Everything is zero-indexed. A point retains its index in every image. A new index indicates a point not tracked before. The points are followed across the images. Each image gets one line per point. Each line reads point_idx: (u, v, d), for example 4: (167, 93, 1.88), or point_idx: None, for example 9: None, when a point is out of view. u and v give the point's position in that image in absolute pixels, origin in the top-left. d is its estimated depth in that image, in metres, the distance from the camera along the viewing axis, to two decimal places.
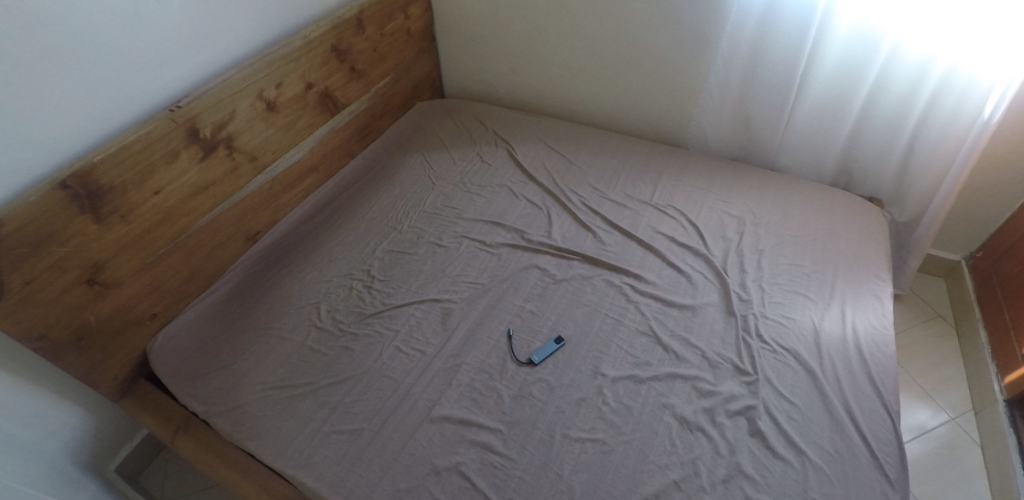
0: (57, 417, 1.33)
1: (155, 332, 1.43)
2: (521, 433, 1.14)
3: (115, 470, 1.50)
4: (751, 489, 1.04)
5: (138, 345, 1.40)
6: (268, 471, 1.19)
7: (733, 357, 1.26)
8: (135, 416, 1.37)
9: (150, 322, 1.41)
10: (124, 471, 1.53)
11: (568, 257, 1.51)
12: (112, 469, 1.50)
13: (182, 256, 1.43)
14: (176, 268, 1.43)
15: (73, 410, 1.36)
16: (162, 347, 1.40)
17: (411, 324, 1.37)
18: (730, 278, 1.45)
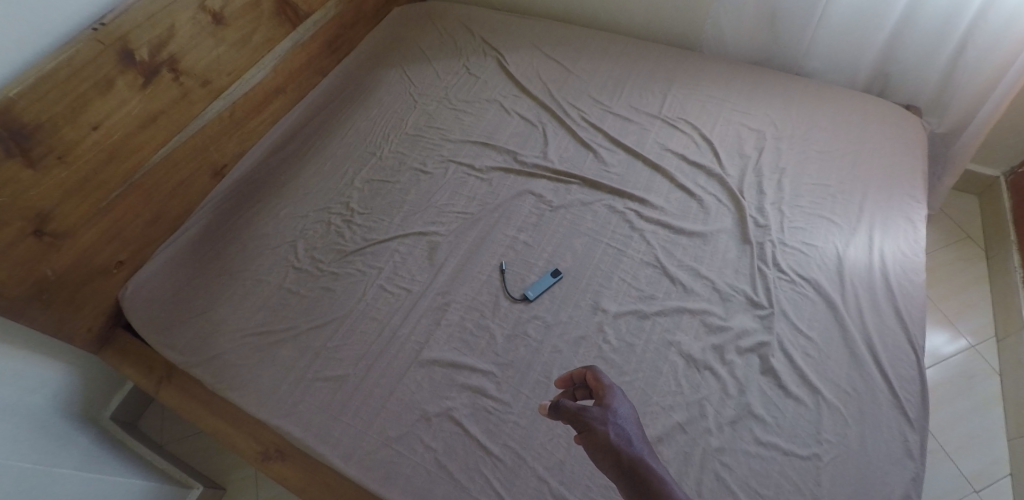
0: (42, 371, 1.27)
1: (125, 280, 1.34)
2: (516, 375, 1.06)
3: (110, 418, 1.47)
4: (761, 430, 0.98)
5: (109, 295, 1.31)
6: (256, 421, 1.15)
7: (746, 289, 1.15)
8: (117, 366, 1.32)
9: (118, 271, 1.32)
10: (121, 417, 1.50)
11: (566, 181, 1.36)
12: (107, 417, 1.46)
13: (140, 198, 1.31)
14: (136, 210, 1.31)
15: (57, 362, 1.30)
16: (134, 294, 1.32)
17: (395, 261, 1.26)
18: (746, 200, 1.31)
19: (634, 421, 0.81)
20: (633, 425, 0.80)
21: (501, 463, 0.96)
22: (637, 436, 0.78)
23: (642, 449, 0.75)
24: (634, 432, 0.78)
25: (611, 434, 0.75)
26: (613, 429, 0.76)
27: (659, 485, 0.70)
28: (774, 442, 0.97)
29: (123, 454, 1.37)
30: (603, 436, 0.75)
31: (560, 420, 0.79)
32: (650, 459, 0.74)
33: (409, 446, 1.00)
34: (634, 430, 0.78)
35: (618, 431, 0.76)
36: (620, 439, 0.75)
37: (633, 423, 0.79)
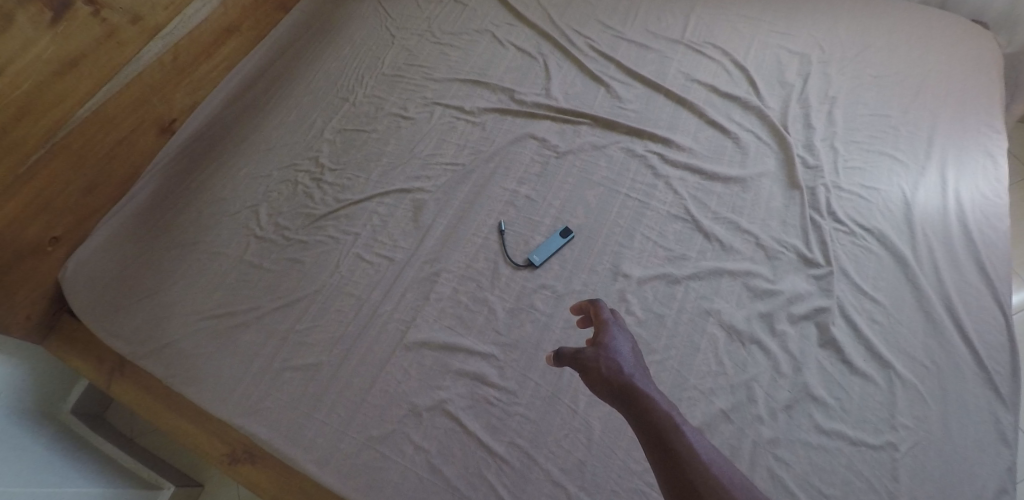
0: None
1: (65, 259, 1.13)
2: (521, 357, 0.88)
3: (71, 412, 1.29)
4: (821, 415, 0.81)
5: (47, 275, 1.10)
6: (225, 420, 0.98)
7: (797, 244, 0.95)
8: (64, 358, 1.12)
9: (54, 248, 1.11)
10: (83, 411, 1.33)
11: (575, 121, 1.14)
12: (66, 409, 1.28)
13: (69, 163, 1.09)
14: (67, 178, 1.09)
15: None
16: (75, 275, 1.11)
17: (374, 224, 1.06)
18: (791, 136, 1.09)
19: (640, 354, 0.70)
20: (639, 359, 0.69)
21: (508, 466, 0.79)
22: (642, 369, 0.67)
23: (647, 381, 0.65)
24: (638, 366, 0.67)
25: (610, 370, 0.65)
26: (611, 365, 0.66)
27: (664, 419, 0.60)
28: (840, 430, 0.79)
29: (83, 451, 1.21)
30: (601, 374, 0.65)
31: (559, 364, 0.70)
32: (656, 391, 0.64)
33: (395, 447, 0.83)
34: (637, 362, 0.68)
35: (619, 365, 0.66)
36: (621, 373, 0.65)
37: (635, 357, 0.68)
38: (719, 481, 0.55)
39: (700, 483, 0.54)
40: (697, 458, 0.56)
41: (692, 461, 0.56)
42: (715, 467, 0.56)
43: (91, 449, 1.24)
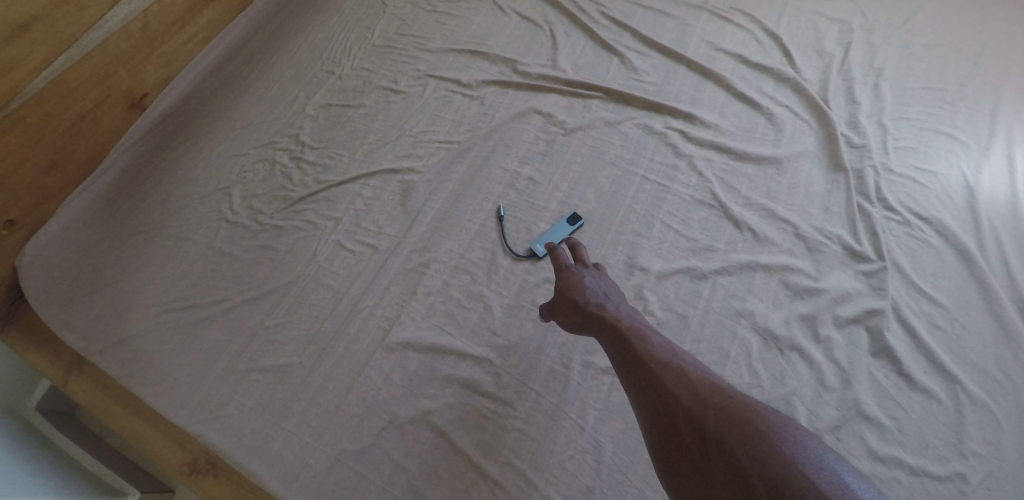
0: None
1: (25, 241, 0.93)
2: (520, 363, 0.76)
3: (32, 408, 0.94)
4: (875, 438, 0.68)
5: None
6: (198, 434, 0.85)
7: (843, 234, 0.82)
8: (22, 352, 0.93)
9: (8, 234, 0.91)
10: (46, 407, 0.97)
11: (585, 94, 1.00)
12: (32, 407, 0.96)
13: (24, 143, 0.90)
14: (21, 160, 0.90)
15: None
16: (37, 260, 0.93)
17: (358, 209, 0.94)
18: (833, 112, 0.95)
19: (610, 280, 0.71)
20: (609, 286, 0.69)
21: (501, 492, 0.67)
22: (609, 292, 0.67)
23: (611, 301, 0.65)
24: (598, 289, 0.67)
25: (573, 300, 0.66)
26: (576, 297, 0.67)
27: (624, 333, 0.61)
28: (897, 457, 0.66)
29: (43, 461, 0.89)
30: (567, 305, 0.67)
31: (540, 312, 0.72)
32: (620, 309, 0.65)
33: (372, 465, 0.71)
34: (598, 286, 0.67)
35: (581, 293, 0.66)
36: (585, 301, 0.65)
37: (594, 283, 0.68)
38: (673, 376, 0.56)
39: (645, 387, 0.56)
40: (656, 360, 0.57)
41: (650, 364, 0.57)
42: (670, 363, 0.57)
43: (53, 457, 0.92)
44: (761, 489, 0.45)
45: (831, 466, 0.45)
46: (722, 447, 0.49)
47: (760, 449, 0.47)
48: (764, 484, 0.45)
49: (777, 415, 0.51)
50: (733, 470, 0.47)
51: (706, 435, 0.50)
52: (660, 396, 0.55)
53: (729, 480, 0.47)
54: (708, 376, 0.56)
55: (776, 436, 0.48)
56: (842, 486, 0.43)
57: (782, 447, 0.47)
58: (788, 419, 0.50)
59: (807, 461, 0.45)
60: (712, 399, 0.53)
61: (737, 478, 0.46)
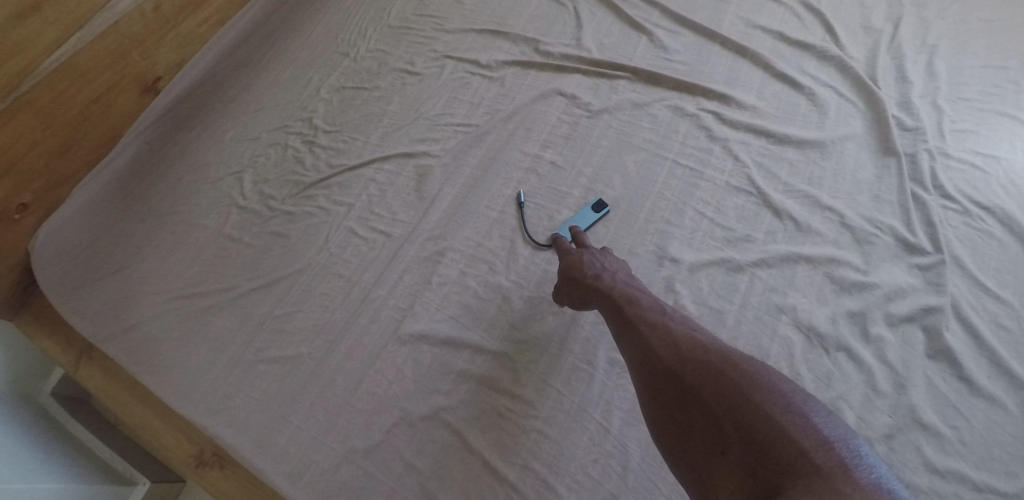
0: None
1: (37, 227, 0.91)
2: (540, 358, 0.71)
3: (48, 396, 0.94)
4: (933, 449, 0.61)
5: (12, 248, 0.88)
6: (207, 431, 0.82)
7: (895, 224, 0.75)
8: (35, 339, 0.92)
9: (20, 219, 0.88)
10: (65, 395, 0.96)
11: (612, 75, 0.94)
12: (47, 392, 0.94)
13: (35, 126, 0.86)
14: (31, 144, 0.87)
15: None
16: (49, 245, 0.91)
17: (371, 195, 0.90)
18: (883, 92, 0.87)
19: (611, 250, 0.71)
20: (610, 257, 0.70)
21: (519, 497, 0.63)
22: (606, 263, 0.68)
23: (606, 271, 0.66)
24: (596, 264, 0.68)
25: (571, 275, 0.68)
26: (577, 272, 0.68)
27: (616, 300, 0.62)
28: (959, 470, 0.60)
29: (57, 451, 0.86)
30: (566, 281, 0.68)
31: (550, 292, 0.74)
32: (616, 277, 0.65)
33: (382, 464, 0.67)
34: (596, 261, 0.68)
35: (578, 267, 0.68)
36: (581, 274, 0.67)
37: (593, 259, 0.69)
38: (658, 333, 0.56)
39: (632, 349, 0.57)
40: (644, 322, 0.58)
41: (639, 326, 0.58)
42: (657, 323, 0.57)
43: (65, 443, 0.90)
44: (733, 437, 0.46)
45: (802, 408, 0.46)
46: (697, 398, 0.49)
47: (731, 397, 0.47)
48: (735, 432, 0.46)
49: (754, 360, 0.50)
50: (709, 420, 0.48)
51: (684, 389, 0.51)
52: (645, 357, 0.55)
53: (705, 430, 0.48)
54: (693, 330, 0.56)
55: (748, 381, 0.48)
56: (810, 428, 0.44)
57: (753, 392, 0.47)
58: (763, 363, 0.50)
59: (776, 404, 0.46)
60: (692, 351, 0.53)
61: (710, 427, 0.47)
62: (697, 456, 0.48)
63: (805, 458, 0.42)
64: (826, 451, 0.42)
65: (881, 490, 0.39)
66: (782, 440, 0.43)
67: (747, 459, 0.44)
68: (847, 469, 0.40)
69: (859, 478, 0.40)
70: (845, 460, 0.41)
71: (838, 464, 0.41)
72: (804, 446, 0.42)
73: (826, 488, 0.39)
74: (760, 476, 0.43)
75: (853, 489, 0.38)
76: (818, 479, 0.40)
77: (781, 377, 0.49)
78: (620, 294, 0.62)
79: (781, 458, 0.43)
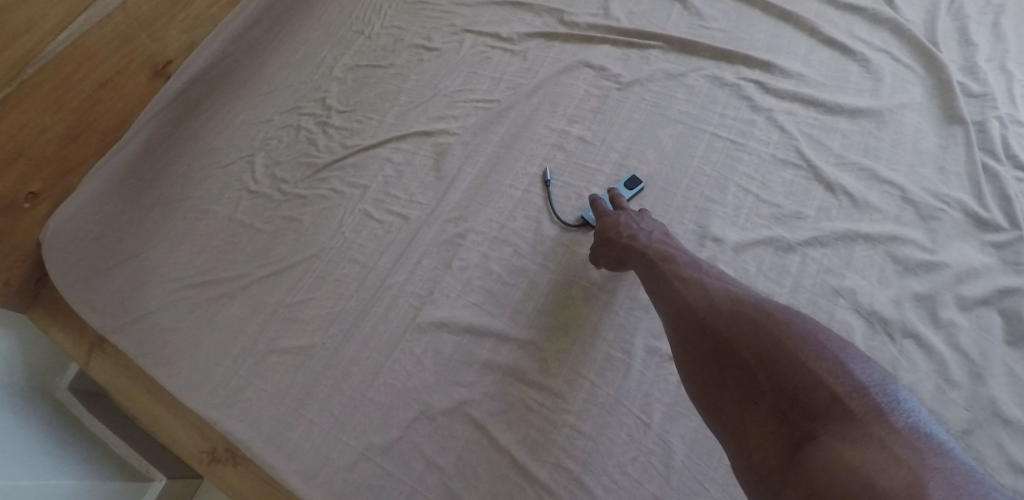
0: None
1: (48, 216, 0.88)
2: (570, 346, 0.66)
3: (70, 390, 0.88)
4: (1019, 447, 0.54)
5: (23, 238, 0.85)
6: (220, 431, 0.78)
7: (963, 198, 0.68)
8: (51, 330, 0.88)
9: (31, 208, 0.85)
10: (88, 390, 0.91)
11: (642, 45, 0.88)
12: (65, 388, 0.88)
13: (44, 110, 0.83)
14: (41, 129, 0.83)
15: None
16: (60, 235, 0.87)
17: (387, 176, 0.85)
18: (944, 56, 0.79)
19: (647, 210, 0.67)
20: (648, 216, 0.66)
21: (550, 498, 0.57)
22: (642, 223, 0.64)
23: (641, 229, 0.63)
24: (633, 225, 0.64)
25: (605, 235, 0.64)
26: (612, 234, 0.64)
27: (649, 257, 0.59)
28: None
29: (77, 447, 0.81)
30: (601, 243, 0.65)
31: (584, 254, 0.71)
32: (651, 234, 0.62)
33: (402, 462, 0.62)
34: (633, 223, 0.64)
35: (612, 227, 0.64)
36: (615, 233, 0.64)
37: (631, 221, 0.64)
38: (691, 287, 0.53)
39: (667, 305, 0.54)
40: (677, 276, 0.55)
41: (671, 281, 0.55)
42: (691, 278, 0.54)
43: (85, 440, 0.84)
44: (766, 386, 0.44)
45: (836, 355, 0.44)
46: (732, 349, 0.47)
47: (763, 346, 0.45)
48: (770, 383, 0.44)
49: (789, 310, 0.48)
50: (743, 372, 0.46)
51: (719, 342, 0.48)
52: (680, 311, 0.52)
53: (735, 380, 0.46)
54: (728, 284, 0.53)
55: (784, 331, 0.46)
56: (844, 374, 0.42)
57: (787, 341, 0.45)
58: (795, 311, 0.48)
59: (810, 352, 0.44)
60: (726, 303, 0.50)
61: (745, 378, 0.45)
62: (728, 407, 0.46)
63: (839, 404, 0.40)
64: (862, 396, 0.40)
65: (917, 433, 0.38)
66: (816, 387, 0.42)
67: (782, 407, 0.43)
68: (881, 413, 0.39)
69: (893, 421, 0.38)
70: (880, 404, 0.40)
71: (873, 409, 0.40)
72: (839, 391, 0.41)
73: (862, 433, 0.38)
74: (796, 423, 0.42)
75: (889, 434, 0.37)
76: (852, 424, 0.39)
77: (813, 323, 0.47)
78: (654, 251, 0.59)
79: (815, 404, 0.41)
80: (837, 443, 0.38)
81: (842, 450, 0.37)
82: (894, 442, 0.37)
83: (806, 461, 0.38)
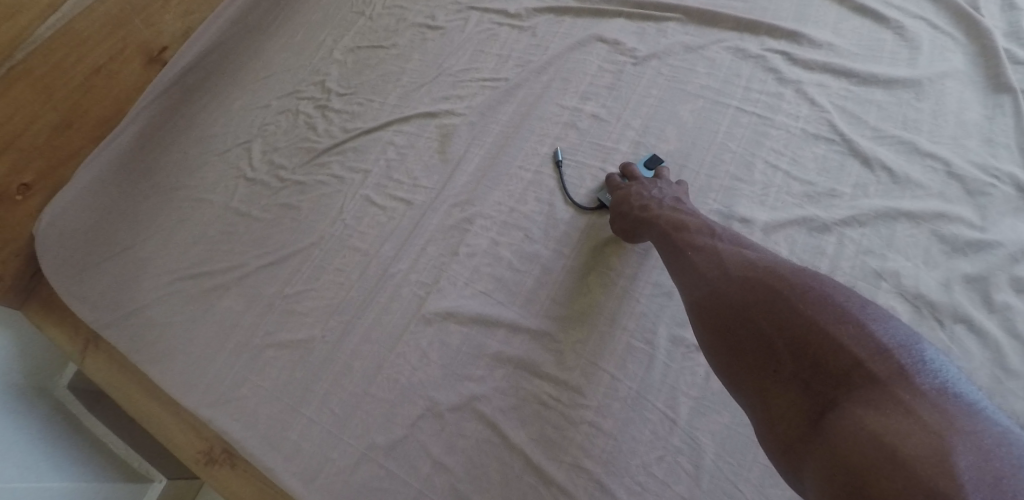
0: None
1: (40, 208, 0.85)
2: (587, 336, 0.61)
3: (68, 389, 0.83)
4: None
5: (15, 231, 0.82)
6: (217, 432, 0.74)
7: (1015, 170, 0.62)
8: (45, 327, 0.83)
9: (23, 200, 0.82)
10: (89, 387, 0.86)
11: (659, 17, 0.82)
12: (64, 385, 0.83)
13: (34, 98, 0.80)
14: (31, 118, 0.80)
15: None
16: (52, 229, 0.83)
17: (389, 159, 0.81)
18: (988, 21, 0.73)
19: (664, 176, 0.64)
20: (664, 183, 0.62)
21: None
22: (656, 189, 0.61)
23: (653, 197, 0.59)
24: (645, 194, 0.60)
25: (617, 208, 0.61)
26: (624, 205, 0.61)
27: (661, 227, 0.55)
28: None
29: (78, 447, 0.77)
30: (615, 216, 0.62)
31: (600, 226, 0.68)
32: (663, 203, 0.58)
33: (407, 463, 0.58)
34: (646, 192, 0.61)
35: (625, 197, 0.61)
36: (627, 203, 0.61)
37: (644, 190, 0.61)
38: (703, 254, 0.49)
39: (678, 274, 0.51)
40: (688, 243, 0.51)
41: (681, 248, 0.52)
42: (703, 244, 0.50)
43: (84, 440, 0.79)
44: (783, 352, 0.40)
45: (855, 315, 0.39)
46: (743, 314, 0.43)
47: (776, 310, 0.41)
48: (786, 349, 0.40)
49: (805, 269, 0.43)
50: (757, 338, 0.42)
51: (730, 308, 0.44)
52: (690, 280, 0.49)
53: (751, 348, 0.42)
54: (742, 247, 0.49)
55: (799, 292, 0.41)
56: (866, 335, 0.38)
57: (802, 301, 0.40)
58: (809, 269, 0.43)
59: (828, 312, 0.39)
60: (738, 266, 0.46)
61: (759, 344, 0.42)
62: (746, 377, 0.42)
63: (861, 368, 0.36)
64: (886, 357, 0.36)
65: (945, 395, 0.34)
66: (835, 351, 0.38)
67: (802, 375, 0.39)
68: (908, 375, 0.35)
69: (919, 384, 0.34)
70: (905, 365, 0.35)
71: (898, 370, 0.35)
72: (860, 354, 0.37)
73: (887, 400, 0.34)
74: (818, 390, 0.38)
75: (915, 398, 0.33)
76: (876, 389, 0.35)
77: (832, 281, 0.42)
78: (666, 221, 0.55)
79: (836, 368, 0.37)
80: (861, 412, 0.34)
81: (865, 420, 0.34)
82: (920, 407, 0.33)
83: (828, 432, 0.35)
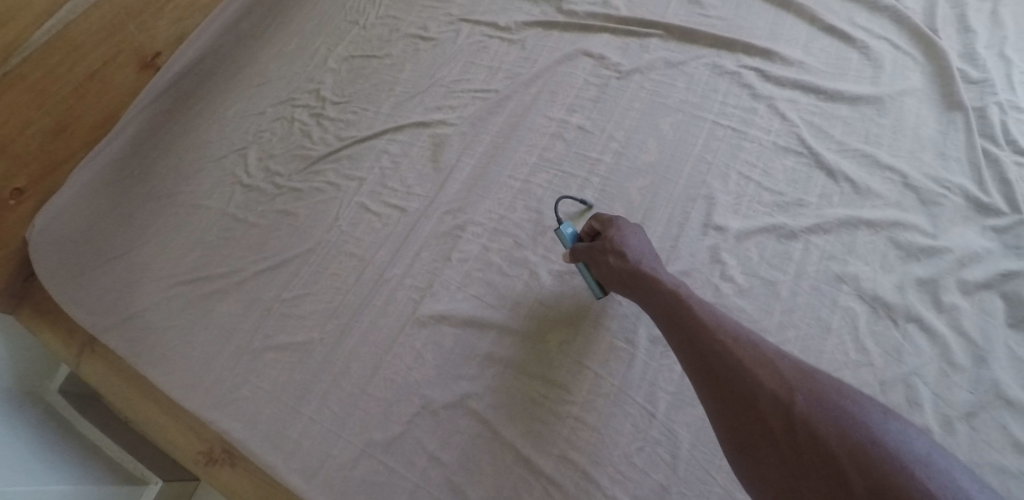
0: None
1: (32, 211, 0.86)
2: (573, 337, 0.65)
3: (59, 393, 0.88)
4: None
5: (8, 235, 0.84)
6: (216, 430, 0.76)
7: (964, 183, 0.67)
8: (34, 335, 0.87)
9: (15, 204, 0.84)
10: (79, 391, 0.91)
11: (642, 33, 0.87)
12: (55, 391, 0.88)
13: (28, 101, 0.82)
14: (23, 119, 0.82)
15: None
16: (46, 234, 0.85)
17: (384, 168, 0.84)
18: (944, 42, 0.79)
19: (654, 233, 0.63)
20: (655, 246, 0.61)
21: (556, 491, 0.57)
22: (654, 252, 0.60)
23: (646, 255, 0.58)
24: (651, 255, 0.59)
25: (622, 255, 0.58)
26: (629, 255, 0.58)
27: (672, 293, 0.53)
28: None
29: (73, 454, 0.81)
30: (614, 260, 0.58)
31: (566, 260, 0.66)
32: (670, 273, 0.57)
33: (404, 457, 0.61)
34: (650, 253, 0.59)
35: (622, 247, 0.59)
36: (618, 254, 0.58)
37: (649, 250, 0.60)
38: (745, 348, 0.47)
39: (711, 354, 0.48)
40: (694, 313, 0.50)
41: (689, 321, 0.50)
42: (739, 333, 0.49)
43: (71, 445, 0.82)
44: (849, 472, 0.38)
45: (919, 451, 0.38)
46: (804, 428, 0.41)
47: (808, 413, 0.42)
48: (853, 469, 0.38)
49: (864, 399, 0.43)
50: (817, 452, 0.40)
51: (789, 417, 0.42)
52: (733, 370, 0.46)
53: (778, 445, 0.42)
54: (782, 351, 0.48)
55: (863, 420, 0.40)
56: (937, 472, 0.36)
57: (867, 430, 0.40)
58: (868, 398, 0.43)
59: (897, 445, 0.38)
60: (792, 377, 0.45)
61: (822, 462, 0.39)
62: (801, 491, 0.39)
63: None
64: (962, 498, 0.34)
65: None
66: (906, 480, 0.36)
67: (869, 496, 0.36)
68: None
69: None
70: None
71: None
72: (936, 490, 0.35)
73: None
74: None
75: None
76: None
77: (893, 416, 0.42)
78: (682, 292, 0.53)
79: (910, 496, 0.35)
80: None
81: None
82: None
83: None
